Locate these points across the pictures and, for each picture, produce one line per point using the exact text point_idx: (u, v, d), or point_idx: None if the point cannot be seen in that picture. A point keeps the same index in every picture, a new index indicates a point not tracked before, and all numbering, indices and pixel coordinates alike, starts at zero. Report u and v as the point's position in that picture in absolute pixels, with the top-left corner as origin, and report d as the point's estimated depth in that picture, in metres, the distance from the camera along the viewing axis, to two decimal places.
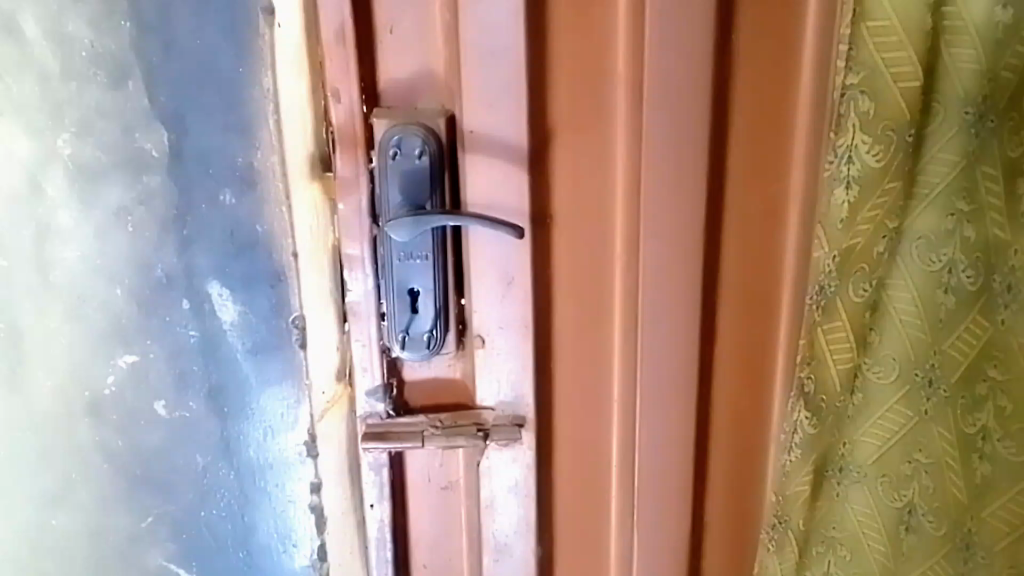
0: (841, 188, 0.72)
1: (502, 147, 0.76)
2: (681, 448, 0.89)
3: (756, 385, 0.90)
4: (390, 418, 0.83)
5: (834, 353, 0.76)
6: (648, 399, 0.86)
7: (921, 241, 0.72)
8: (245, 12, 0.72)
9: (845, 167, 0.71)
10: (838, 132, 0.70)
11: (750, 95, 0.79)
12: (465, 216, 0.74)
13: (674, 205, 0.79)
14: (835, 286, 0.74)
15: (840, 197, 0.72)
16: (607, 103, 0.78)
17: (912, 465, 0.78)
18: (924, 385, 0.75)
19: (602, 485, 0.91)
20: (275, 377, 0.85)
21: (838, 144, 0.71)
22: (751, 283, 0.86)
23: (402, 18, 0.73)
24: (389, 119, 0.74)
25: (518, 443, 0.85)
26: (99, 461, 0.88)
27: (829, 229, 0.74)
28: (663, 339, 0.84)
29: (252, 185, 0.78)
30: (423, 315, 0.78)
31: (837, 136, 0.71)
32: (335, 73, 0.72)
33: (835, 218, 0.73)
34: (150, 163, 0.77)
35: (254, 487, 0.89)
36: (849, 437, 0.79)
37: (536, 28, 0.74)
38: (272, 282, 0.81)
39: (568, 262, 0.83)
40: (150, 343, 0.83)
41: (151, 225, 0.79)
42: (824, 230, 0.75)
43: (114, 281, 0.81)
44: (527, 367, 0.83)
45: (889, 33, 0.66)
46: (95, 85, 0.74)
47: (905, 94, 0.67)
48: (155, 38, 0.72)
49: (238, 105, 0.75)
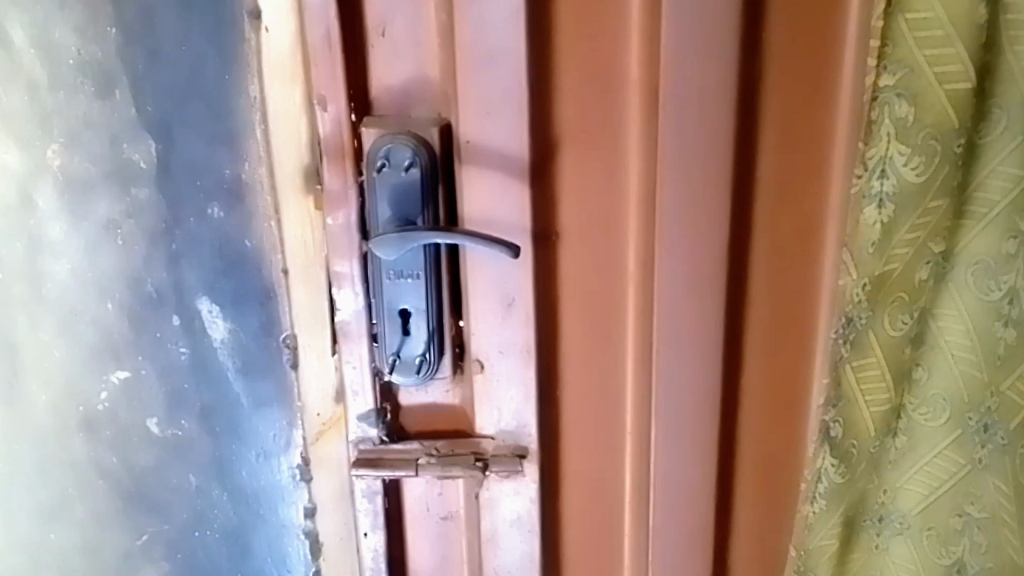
0: (872, 207, 0.61)
1: (500, 158, 0.70)
2: (700, 487, 0.81)
3: (786, 421, 0.81)
4: (383, 444, 0.79)
5: (868, 394, 0.67)
6: (664, 433, 0.79)
7: (979, 267, 0.63)
8: (230, 15, 0.68)
9: (877, 182, 0.61)
10: (869, 142, 0.60)
11: (782, 98, 0.71)
12: (456, 233, 0.68)
13: (690, 220, 0.72)
14: (866, 318, 0.64)
15: (870, 216, 0.62)
16: (618, 108, 0.71)
17: (962, 520, 0.70)
18: (977, 430, 0.66)
19: (616, 520, 0.85)
20: (266, 398, 0.81)
21: (868, 155, 0.61)
22: (780, 310, 0.77)
23: (395, 19, 0.68)
24: (379, 129, 0.69)
25: (520, 475, 0.79)
26: (95, 476, 0.86)
27: (857, 253, 0.63)
28: (677, 368, 0.76)
29: (239, 198, 0.74)
30: (415, 338, 0.73)
31: (867, 146, 0.60)
32: (321, 80, 0.68)
33: (866, 241, 0.62)
34: (139, 174, 0.74)
35: (247, 509, 0.86)
36: (891, 483, 0.71)
37: (539, 27, 0.68)
38: (262, 299, 0.77)
39: (575, 283, 0.76)
40: (142, 359, 0.81)
41: (140, 238, 0.76)
42: (850, 253, 0.63)
43: (106, 296, 0.79)
44: (528, 394, 0.77)
45: (932, 26, 0.57)
46: (82, 94, 0.71)
47: (953, 98, 0.58)
48: (140, 44, 0.69)
49: (224, 114, 0.72)
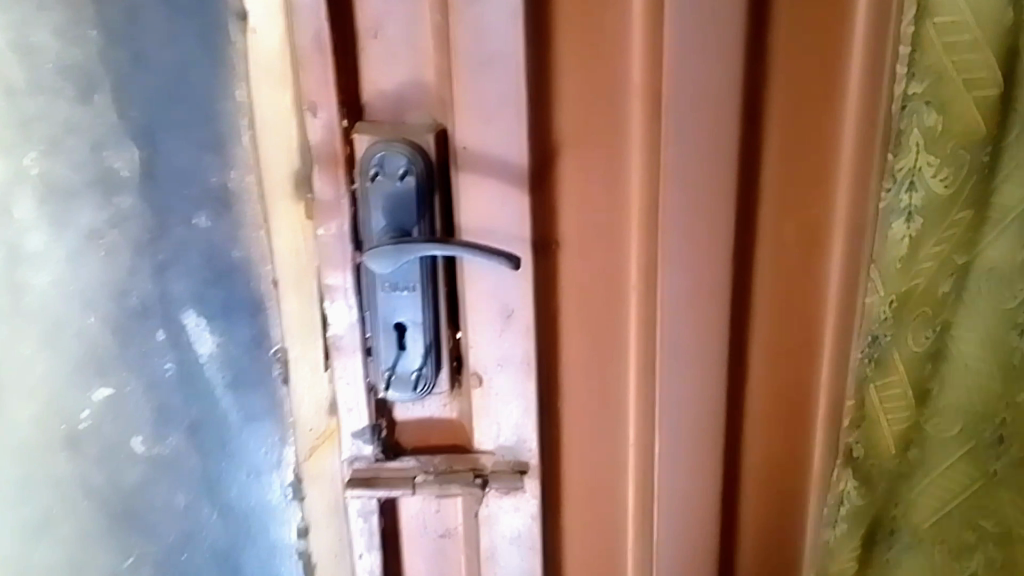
0: (899, 221, 0.60)
1: (498, 165, 0.67)
2: (704, 500, 0.79)
3: (792, 433, 0.79)
4: (378, 462, 0.76)
5: (890, 413, 0.64)
6: (668, 447, 0.76)
7: (994, 273, 0.60)
8: (217, 17, 0.66)
9: (905, 196, 0.59)
10: (897, 154, 0.59)
11: (788, 101, 0.69)
12: (454, 245, 0.65)
13: (694, 227, 0.69)
14: (890, 337, 0.63)
15: (897, 231, 0.60)
16: (620, 113, 0.68)
17: (977, 533, 0.67)
18: (993, 442, 0.64)
19: (618, 537, 0.82)
20: (257, 414, 0.78)
21: (896, 167, 0.59)
22: (787, 320, 0.75)
23: (387, 21, 0.65)
24: (372, 135, 0.66)
25: (520, 492, 0.77)
26: (79, 496, 0.82)
27: (883, 269, 0.62)
28: (681, 380, 0.74)
29: (227, 207, 0.72)
30: (411, 353, 0.70)
31: (896, 158, 0.59)
32: (311, 84, 0.65)
33: (892, 258, 0.61)
34: (122, 182, 0.71)
35: (238, 528, 0.84)
36: (903, 496, 0.68)
37: (537, 29, 0.66)
38: (252, 311, 0.75)
39: (576, 292, 0.73)
40: (126, 375, 0.78)
41: (124, 249, 0.73)
42: (876, 269, 0.62)
43: (88, 309, 0.75)
44: (529, 409, 0.74)
45: (960, 31, 0.55)
46: (62, 99, 0.68)
47: (982, 105, 0.56)
48: (122, 46, 0.66)
49: (211, 120, 0.69)
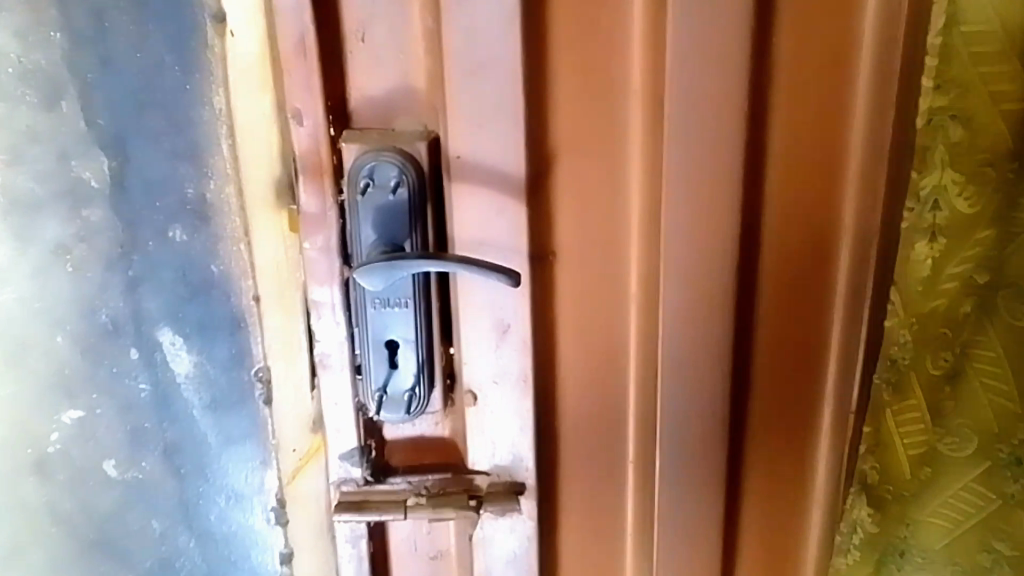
0: (922, 241, 0.58)
1: (494, 174, 0.64)
2: (707, 519, 0.76)
3: (796, 448, 0.76)
4: (368, 485, 0.72)
5: (906, 437, 0.62)
6: (669, 465, 0.74)
7: (1012, 290, 0.59)
8: (191, 18, 0.62)
9: (930, 214, 0.57)
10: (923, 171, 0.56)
11: (794, 108, 0.66)
12: (448, 260, 0.62)
13: (698, 238, 0.67)
14: (910, 359, 0.60)
15: (920, 252, 0.58)
16: (620, 120, 0.66)
17: (991, 556, 0.65)
18: (1010, 462, 0.63)
19: (617, 555, 0.79)
20: (237, 436, 0.74)
21: (920, 186, 0.57)
22: (791, 333, 0.72)
23: (376, 22, 0.62)
24: (361, 144, 0.62)
25: (517, 512, 0.73)
26: (47, 524, 0.78)
27: (904, 292, 0.59)
28: (683, 395, 0.72)
29: (204, 219, 0.68)
30: (403, 371, 0.67)
31: (920, 177, 0.57)
32: (295, 89, 0.61)
33: (914, 279, 0.58)
34: (90, 194, 0.67)
35: (218, 555, 0.79)
36: (913, 518, 0.65)
37: (534, 33, 0.63)
38: (231, 329, 0.71)
39: (574, 306, 0.70)
40: (97, 397, 0.73)
41: (94, 263, 0.69)
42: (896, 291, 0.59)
43: (56, 328, 0.71)
44: (526, 427, 0.71)
45: (987, 41, 0.53)
46: (26, 106, 0.64)
47: (1007, 118, 0.55)
48: (90, 49, 0.62)
49: (186, 128, 0.65)
